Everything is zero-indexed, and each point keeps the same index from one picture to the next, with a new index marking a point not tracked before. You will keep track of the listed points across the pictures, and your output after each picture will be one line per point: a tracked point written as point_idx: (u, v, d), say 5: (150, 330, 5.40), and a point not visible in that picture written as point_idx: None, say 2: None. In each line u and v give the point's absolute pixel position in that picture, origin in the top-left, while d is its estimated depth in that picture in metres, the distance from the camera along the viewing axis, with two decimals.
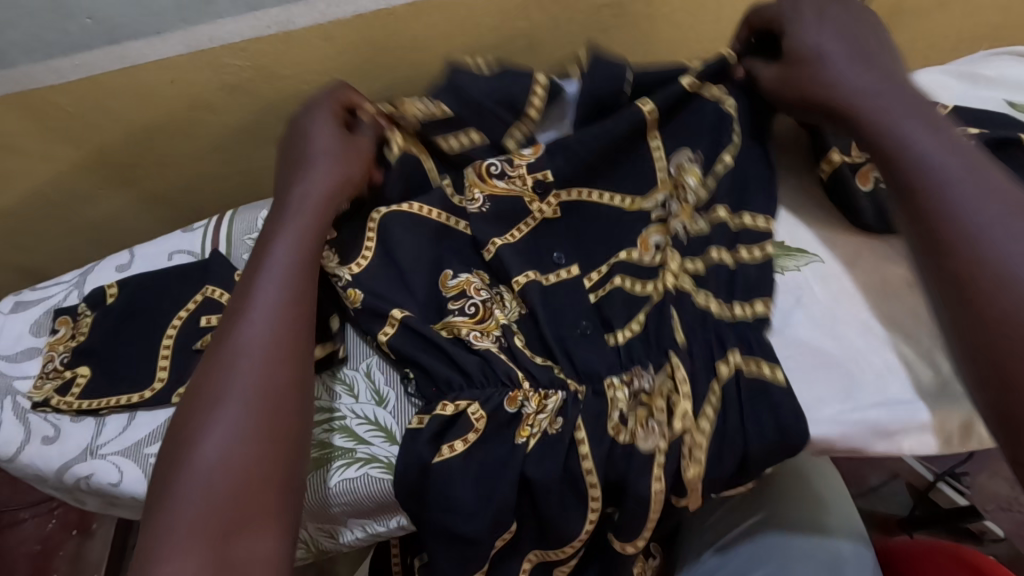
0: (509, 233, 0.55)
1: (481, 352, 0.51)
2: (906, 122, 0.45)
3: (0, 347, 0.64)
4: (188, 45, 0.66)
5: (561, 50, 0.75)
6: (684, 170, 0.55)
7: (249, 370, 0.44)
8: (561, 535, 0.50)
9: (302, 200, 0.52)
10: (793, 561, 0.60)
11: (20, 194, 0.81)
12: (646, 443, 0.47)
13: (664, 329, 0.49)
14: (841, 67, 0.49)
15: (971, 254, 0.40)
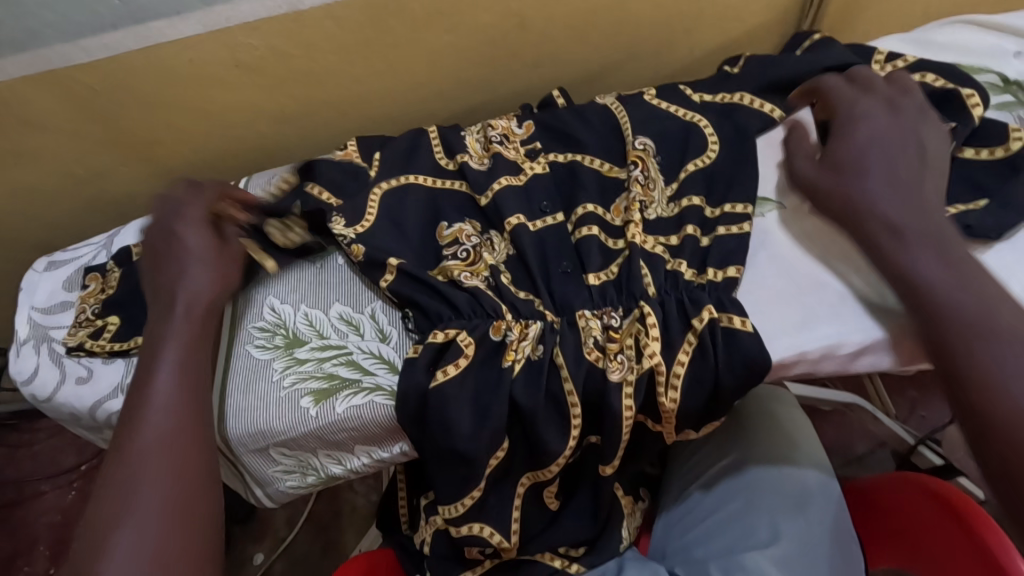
0: (517, 176, 0.63)
1: (470, 288, 0.57)
2: (926, 251, 0.48)
3: (36, 301, 0.69)
4: (204, 26, 0.72)
5: (551, 29, 0.81)
6: (649, 147, 0.62)
7: (163, 403, 0.51)
8: (549, 455, 0.55)
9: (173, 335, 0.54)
10: (762, 496, 0.65)
11: (48, 170, 0.87)
12: (613, 370, 0.52)
13: (634, 274, 0.55)
14: (872, 182, 0.52)
15: (993, 387, 0.44)
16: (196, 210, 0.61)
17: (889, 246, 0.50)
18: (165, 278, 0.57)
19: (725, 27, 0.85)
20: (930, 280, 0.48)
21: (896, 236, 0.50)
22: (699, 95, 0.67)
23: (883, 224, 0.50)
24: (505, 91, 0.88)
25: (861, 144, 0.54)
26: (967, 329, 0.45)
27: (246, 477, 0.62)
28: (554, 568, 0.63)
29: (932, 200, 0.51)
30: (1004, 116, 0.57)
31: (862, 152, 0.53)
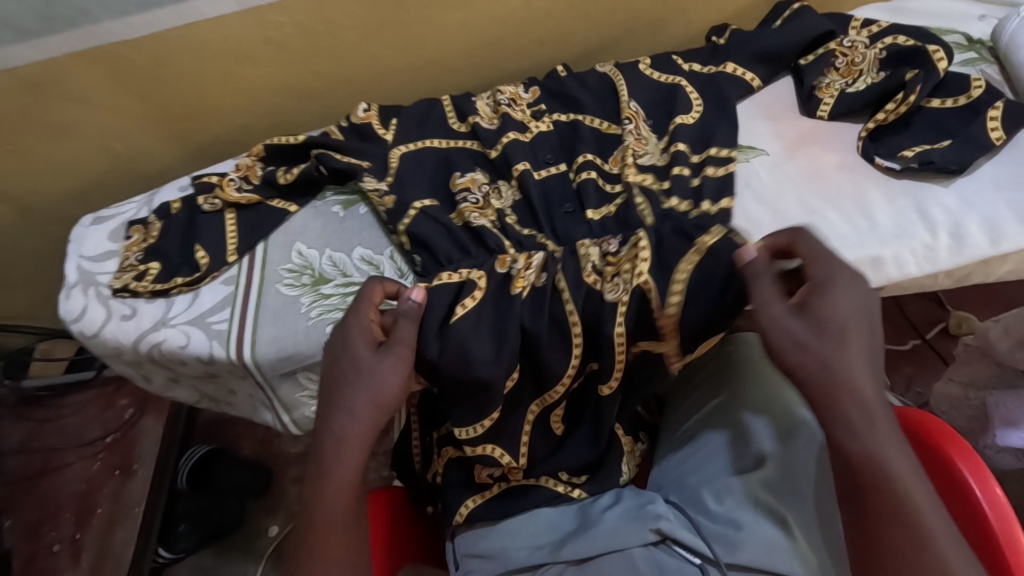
0: (523, 132, 0.69)
1: (478, 228, 0.64)
2: (881, 441, 0.48)
3: (84, 250, 0.76)
4: (240, 5, 0.78)
5: (555, 7, 0.87)
6: (638, 110, 0.68)
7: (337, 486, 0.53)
8: (550, 376, 0.60)
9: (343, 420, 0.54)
10: (746, 434, 0.68)
11: (89, 143, 0.94)
12: (609, 291, 0.57)
13: (630, 209, 0.62)
14: (841, 351, 0.49)
15: None
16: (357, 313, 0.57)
17: (862, 430, 0.48)
18: (335, 398, 0.55)
19: (717, 5, 0.92)
20: (874, 473, 0.48)
21: (859, 419, 0.48)
22: (688, 66, 0.72)
23: (851, 407, 0.48)
24: (513, 68, 0.95)
25: (838, 305, 0.50)
26: (895, 540, 0.48)
27: (275, 401, 0.69)
28: (557, 493, 0.67)
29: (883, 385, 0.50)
30: (969, 70, 0.63)
31: (839, 317, 0.50)
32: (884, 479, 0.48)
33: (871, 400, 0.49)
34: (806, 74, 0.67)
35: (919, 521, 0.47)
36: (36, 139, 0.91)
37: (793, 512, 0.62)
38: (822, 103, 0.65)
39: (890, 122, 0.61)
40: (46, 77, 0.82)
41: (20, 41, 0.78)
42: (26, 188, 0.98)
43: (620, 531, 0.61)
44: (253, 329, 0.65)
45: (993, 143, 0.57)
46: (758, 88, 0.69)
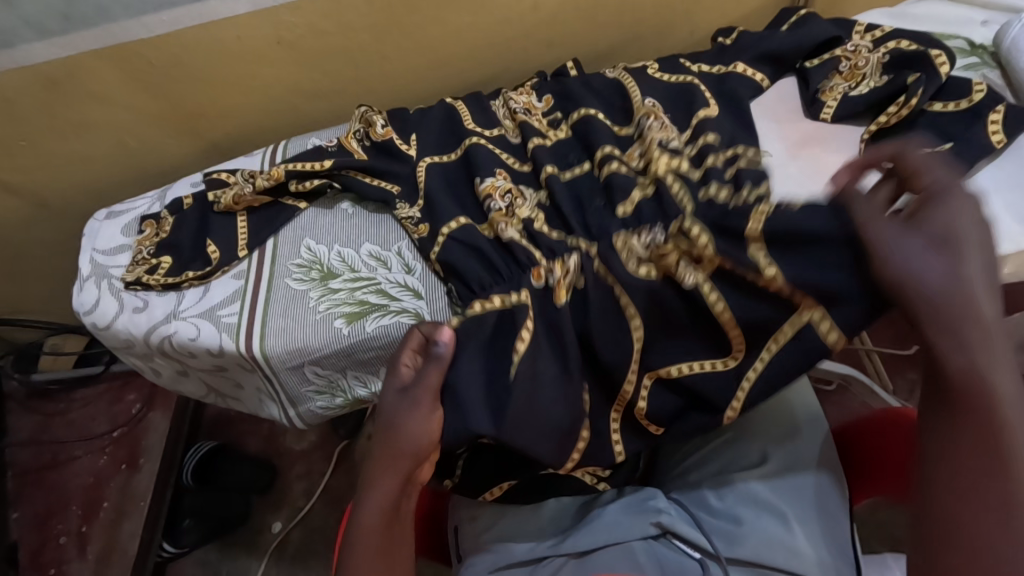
0: (543, 137, 0.71)
1: (507, 241, 0.63)
2: (990, 357, 0.43)
3: (98, 244, 0.77)
4: (254, 5, 0.80)
5: (564, 10, 0.88)
6: (656, 106, 0.68)
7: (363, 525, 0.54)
8: (609, 368, 0.59)
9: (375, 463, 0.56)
10: (745, 434, 0.69)
11: (104, 140, 0.95)
12: (686, 276, 0.55)
13: (668, 194, 0.59)
14: (957, 257, 0.44)
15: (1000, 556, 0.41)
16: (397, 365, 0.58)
17: (972, 341, 0.43)
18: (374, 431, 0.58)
19: (723, 10, 0.93)
20: (974, 387, 0.43)
21: (966, 328, 0.43)
22: (698, 67, 0.73)
23: (960, 314, 0.43)
24: (521, 69, 0.96)
25: (946, 212, 0.46)
26: (973, 462, 0.43)
27: (282, 394, 0.70)
28: (585, 484, 0.67)
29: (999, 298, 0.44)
30: (970, 75, 0.64)
31: (949, 227, 0.46)
32: (986, 395, 0.43)
33: (987, 312, 0.43)
34: (810, 79, 0.68)
35: (1014, 446, 0.42)
36: (52, 135, 0.92)
37: (793, 509, 0.63)
38: (824, 107, 0.66)
39: (892, 125, 0.62)
40: (64, 75, 0.84)
41: (40, 39, 0.79)
42: (42, 183, 1.00)
43: (620, 524, 0.62)
44: (262, 323, 0.66)
45: (993, 147, 0.59)
46: (767, 86, 0.70)
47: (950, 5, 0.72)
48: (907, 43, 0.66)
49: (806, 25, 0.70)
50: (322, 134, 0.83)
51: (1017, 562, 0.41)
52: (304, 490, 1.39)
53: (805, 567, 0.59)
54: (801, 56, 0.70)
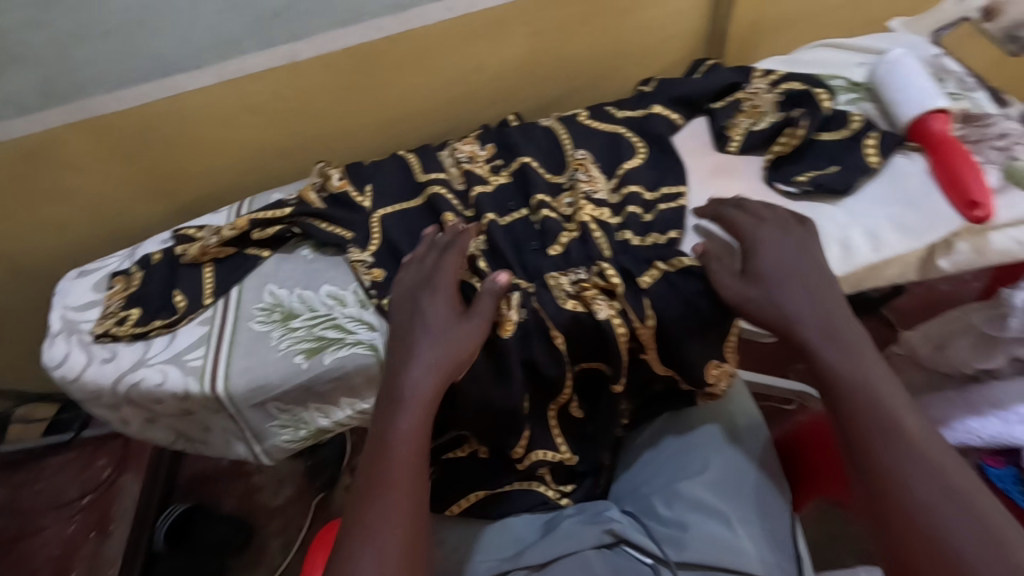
0: (487, 184, 0.77)
1: (458, 283, 0.69)
2: (836, 352, 0.58)
3: (70, 300, 0.81)
4: (218, 77, 0.88)
5: (503, 69, 0.98)
6: (585, 157, 0.76)
7: (412, 407, 0.60)
8: (553, 382, 0.68)
9: (415, 375, 0.61)
10: (695, 447, 0.73)
11: (78, 207, 1.01)
12: (601, 308, 0.65)
13: (591, 240, 0.68)
14: (781, 285, 0.61)
15: (907, 508, 0.52)
16: (443, 278, 0.66)
17: (823, 349, 0.59)
18: (404, 349, 0.63)
19: (647, 63, 1.04)
20: (848, 373, 0.57)
21: (824, 340, 0.59)
22: (622, 113, 0.81)
23: (799, 331, 0.59)
24: (469, 122, 1.05)
25: (773, 251, 0.62)
26: (875, 427, 0.55)
27: (247, 431, 0.73)
28: (547, 497, 0.72)
29: (836, 306, 0.60)
30: (851, 108, 0.73)
31: (777, 267, 0.62)
32: (855, 378, 0.57)
33: (830, 320, 0.59)
34: (716, 118, 0.76)
35: (890, 406, 0.56)
36: (26, 203, 0.97)
37: (735, 510, 0.66)
38: (730, 141, 0.74)
39: (786, 153, 0.71)
40: (40, 148, 0.90)
41: (18, 116, 0.86)
42: (12, 251, 1.04)
43: (576, 535, 0.65)
44: (226, 363, 0.70)
45: (870, 167, 0.66)
46: (681, 123, 0.78)
47: (833, 50, 0.82)
48: (797, 84, 0.75)
49: (713, 75, 0.80)
50: (285, 188, 0.89)
51: (930, 493, 0.52)
52: (281, 546, 1.37)
53: (750, 564, 0.62)
54: (710, 97, 0.79)
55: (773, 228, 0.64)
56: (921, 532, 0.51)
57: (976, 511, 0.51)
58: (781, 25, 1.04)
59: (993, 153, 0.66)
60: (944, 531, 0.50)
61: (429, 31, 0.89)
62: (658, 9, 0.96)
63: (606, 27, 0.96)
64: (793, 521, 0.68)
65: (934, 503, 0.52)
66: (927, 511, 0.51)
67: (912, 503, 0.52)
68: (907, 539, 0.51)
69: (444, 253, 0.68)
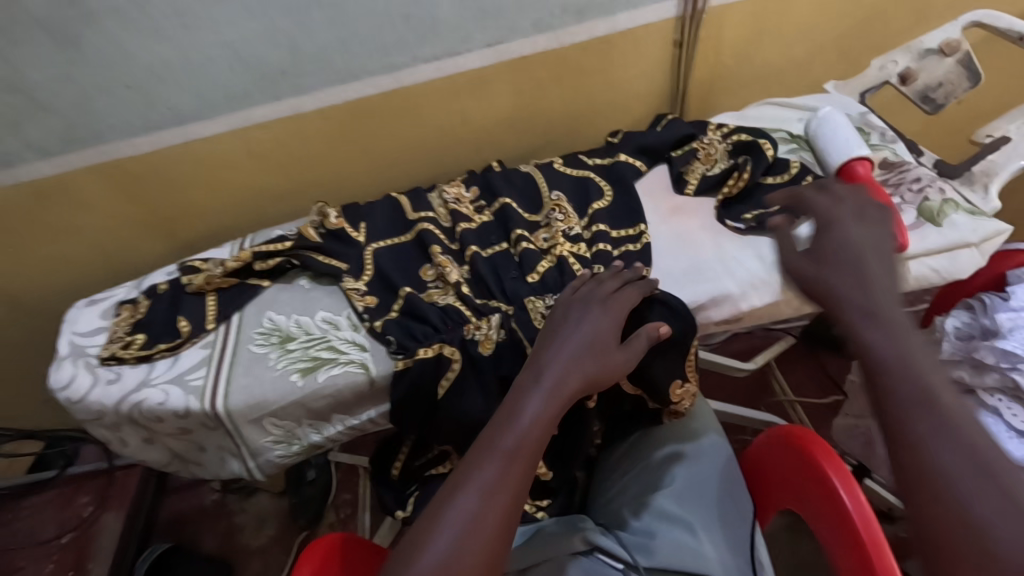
0: (472, 221, 0.85)
1: (443, 306, 0.76)
2: (878, 325, 0.51)
3: (78, 327, 0.86)
4: (229, 125, 0.97)
5: (487, 122, 1.08)
6: (560, 197, 0.85)
7: (547, 398, 0.60)
8: None
9: (555, 372, 0.62)
10: (661, 462, 0.78)
11: (87, 244, 1.07)
12: None
13: (564, 270, 0.76)
14: (835, 263, 0.56)
15: (945, 497, 0.42)
16: (624, 298, 0.68)
17: (858, 322, 0.52)
18: (555, 343, 0.64)
19: (617, 118, 1.15)
20: (888, 343, 0.49)
21: (866, 311, 0.52)
22: (594, 160, 0.90)
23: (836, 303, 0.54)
24: (456, 168, 1.14)
25: (840, 234, 0.59)
26: (909, 398, 0.46)
27: (243, 448, 0.78)
28: (524, 511, 0.77)
29: (889, 287, 0.53)
30: (791, 156, 0.84)
31: (838, 247, 0.58)
32: (899, 353, 0.49)
33: (875, 296, 0.52)
34: (674, 164, 0.86)
35: (935, 381, 0.47)
36: (38, 240, 1.04)
37: (699, 520, 0.71)
38: (688, 184, 0.84)
39: (734, 194, 0.82)
40: (57, 188, 0.97)
41: (41, 159, 0.94)
42: (19, 286, 1.09)
43: (552, 544, 0.70)
44: (226, 382, 0.76)
45: None
46: (644, 169, 0.88)
47: (777, 108, 0.94)
48: (744, 135, 0.85)
49: (672, 127, 0.91)
50: (285, 225, 0.96)
51: (965, 469, 0.43)
52: None
53: (711, 568, 0.67)
54: (670, 147, 0.89)
55: (842, 216, 0.61)
56: (952, 515, 0.42)
57: None
58: (735, 87, 1.17)
59: (909, 194, 0.77)
60: (982, 516, 0.41)
61: (420, 88, 1.00)
62: (625, 73, 1.08)
63: (579, 87, 1.08)
64: (753, 528, 0.72)
65: (973, 498, 0.42)
66: (960, 504, 0.42)
67: (943, 479, 0.43)
68: (932, 519, 0.43)
69: (640, 278, 0.72)
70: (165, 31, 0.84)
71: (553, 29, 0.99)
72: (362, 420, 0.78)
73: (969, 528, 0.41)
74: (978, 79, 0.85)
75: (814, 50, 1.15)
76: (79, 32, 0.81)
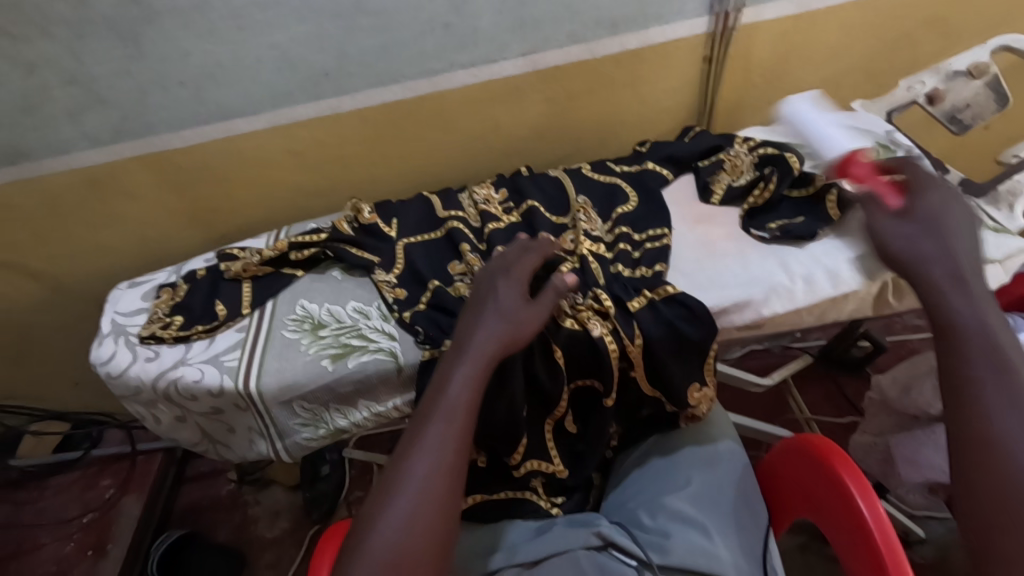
0: (500, 221, 0.88)
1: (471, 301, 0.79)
2: (959, 299, 0.58)
3: (121, 307, 0.90)
4: (270, 122, 1.01)
5: (517, 129, 1.11)
6: (586, 201, 0.87)
7: (466, 367, 0.65)
8: (550, 397, 0.77)
9: (470, 346, 0.66)
10: (679, 465, 0.79)
11: (127, 233, 1.11)
12: (595, 326, 0.73)
13: (587, 269, 0.78)
14: (927, 234, 0.63)
15: (999, 448, 0.52)
16: (524, 264, 0.74)
17: (945, 297, 0.59)
18: (472, 319, 0.69)
19: (644, 130, 1.18)
20: (963, 316, 0.57)
21: (949, 282, 0.59)
22: (620, 167, 0.93)
23: (918, 274, 0.61)
24: (485, 173, 1.18)
25: (933, 202, 0.65)
26: (982, 363, 0.55)
27: (272, 429, 0.81)
28: (539, 506, 0.78)
29: (968, 267, 0.61)
30: (816, 170, 0.85)
31: (931, 218, 0.63)
32: (972, 326, 0.57)
33: (955, 273, 0.60)
34: (701, 174, 0.88)
35: (1010, 355, 0.55)
36: (83, 226, 1.08)
37: (713, 522, 0.72)
38: (713, 194, 0.86)
39: (759, 205, 0.83)
40: (105, 176, 1.02)
41: (93, 148, 0.98)
42: (62, 270, 1.14)
43: (566, 538, 0.70)
44: (259, 363, 0.79)
45: (831, 218, 0.77)
46: (670, 178, 0.90)
47: (803, 123, 0.95)
48: (770, 148, 0.87)
49: (698, 140, 0.93)
50: (319, 220, 1.00)
51: (1018, 426, 0.52)
52: None
53: (724, 569, 0.67)
54: (695, 157, 0.91)
55: (938, 189, 0.65)
56: (1001, 473, 0.51)
57: None
58: (761, 105, 1.19)
59: None
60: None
61: (454, 94, 1.03)
62: (653, 86, 1.11)
63: (607, 98, 1.11)
64: (767, 536, 0.73)
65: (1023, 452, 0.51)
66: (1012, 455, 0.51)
67: (997, 430, 0.52)
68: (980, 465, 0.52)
69: (531, 244, 0.76)
70: (217, 31, 0.89)
71: (585, 41, 1.02)
72: (387, 408, 0.80)
73: (1007, 485, 0.50)
74: (1006, 103, 0.86)
75: (841, 70, 1.16)
76: (138, 29, 0.86)
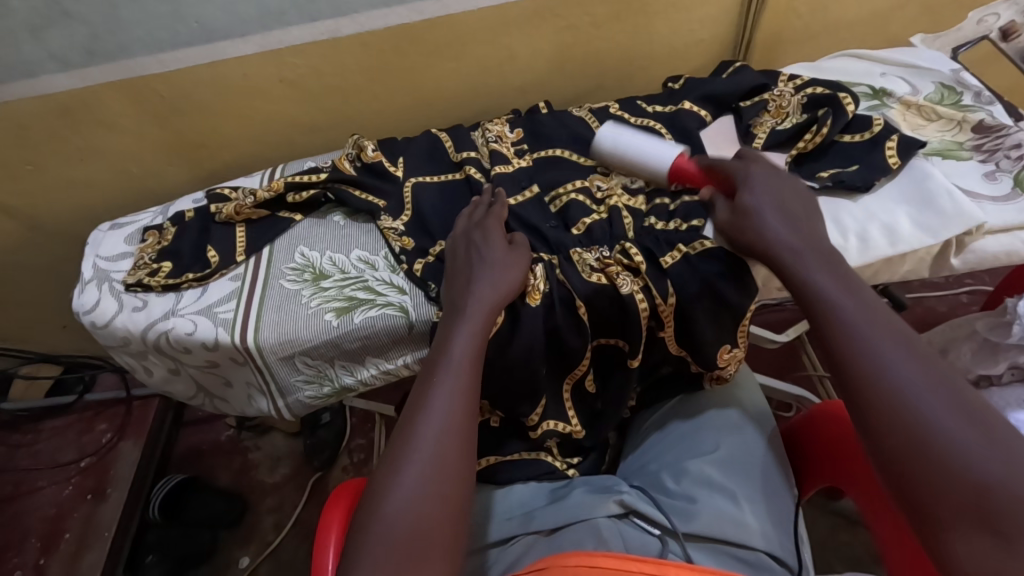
0: (507, 164, 0.79)
1: None
2: (818, 268, 0.59)
3: (103, 251, 0.82)
4: (261, 46, 0.90)
5: (535, 61, 1.01)
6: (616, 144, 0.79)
7: (466, 326, 0.62)
8: (573, 356, 0.72)
9: (471, 305, 0.63)
10: (705, 429, 0.75)
11: (107, 167, 1.02)
12: (625, 283, 0.68)
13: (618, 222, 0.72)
14: (767, 211, 0.64)
15: (901, 407, 0.50)
16: (493, 219, 0.70)
17: (805, 265, 0.60)
18: (463, 283, 0.66)
19: (673, 65, 1.07)
20: (814, 277, 0.59)
21: (799, 261, 0.60)
22: (652, 106, 0.84)
23: (779, 253, 0.61)
24: (498, 109, 1.08)
25: (761, 188, 0.66)
26: (855, 325, 0.55)
27: (272, 386, 0.76)
28: (554, 467, 0.74)
29: (812, 234, 0.63)
30: (873, 114, 0.78)
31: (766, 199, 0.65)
32: (833, 291, 0.57)
33: (804, 246, 0.61)
34: (743, 115, 0.79)
35: (862, 304, 0.56)
36: (58, 158, 0.99)
37: (742, 489, 0.68)
38: (756, 137, 0.77)
39: (809, 150, 0.75)
40: (79, 103, 0.92)
41: (62, 71, 0.87)
42: (40, 207, 1.06)
43: (587, 504, 0.65)
44: (256, 317, 0.72)
45: (890, 167, 0.71)
46: (707, 120, 0.81)
47: (856, 60, 0.87)
48: (820, 89, 0.78)
49: (740, 78, 0.83)
50: (317, 158, 0.91)
51: (910, 379, 0.51)
52: (274, 524, 1.32)
53: (753, 540, 0.63)
54: (737, 97, 0.82)
55: (755, 174, 0.67)
56: (910, 433, 0.49)
57: (973, 412, 0.49)
58: (803, 38, 1.08)
59: (1006, 161, 0.72)
60: (925, 417, 0.49)
61: (468, 18, 0.92)
62: (688, 13, 0.99)
63: (636, 27, 1.00)
64: (796, 512, 0.71)
65: (929, 404, 0.50)
66: (918, 408, 0.50)
67: (892, 389, 0.51)
68: (892, 434, 0.50)
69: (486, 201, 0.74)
70: None
71: None
72: (395, 364, 0.75)
73: (913, 432, 0.49)
74: None
75: (895, 3, 1.05)
76: None
